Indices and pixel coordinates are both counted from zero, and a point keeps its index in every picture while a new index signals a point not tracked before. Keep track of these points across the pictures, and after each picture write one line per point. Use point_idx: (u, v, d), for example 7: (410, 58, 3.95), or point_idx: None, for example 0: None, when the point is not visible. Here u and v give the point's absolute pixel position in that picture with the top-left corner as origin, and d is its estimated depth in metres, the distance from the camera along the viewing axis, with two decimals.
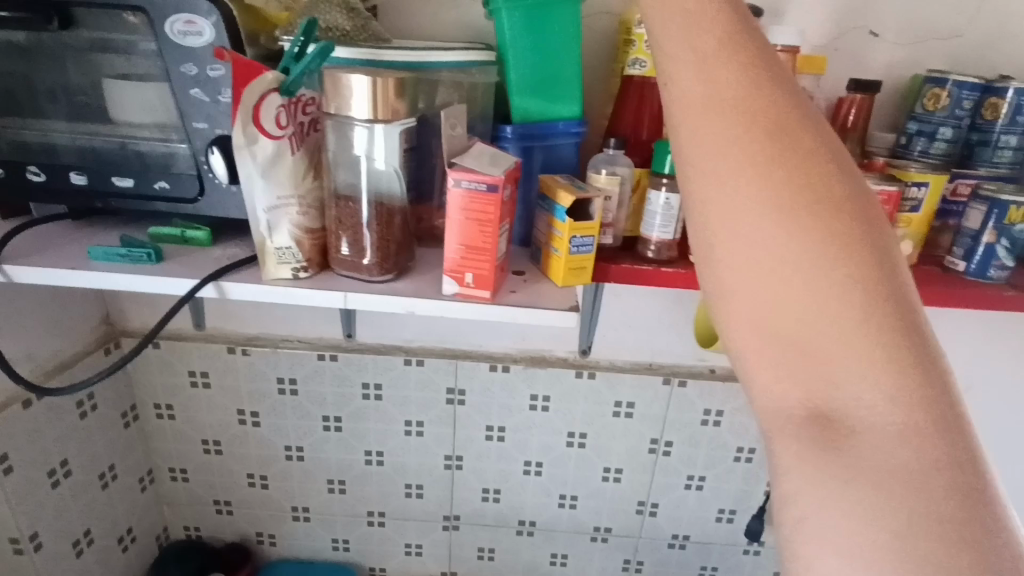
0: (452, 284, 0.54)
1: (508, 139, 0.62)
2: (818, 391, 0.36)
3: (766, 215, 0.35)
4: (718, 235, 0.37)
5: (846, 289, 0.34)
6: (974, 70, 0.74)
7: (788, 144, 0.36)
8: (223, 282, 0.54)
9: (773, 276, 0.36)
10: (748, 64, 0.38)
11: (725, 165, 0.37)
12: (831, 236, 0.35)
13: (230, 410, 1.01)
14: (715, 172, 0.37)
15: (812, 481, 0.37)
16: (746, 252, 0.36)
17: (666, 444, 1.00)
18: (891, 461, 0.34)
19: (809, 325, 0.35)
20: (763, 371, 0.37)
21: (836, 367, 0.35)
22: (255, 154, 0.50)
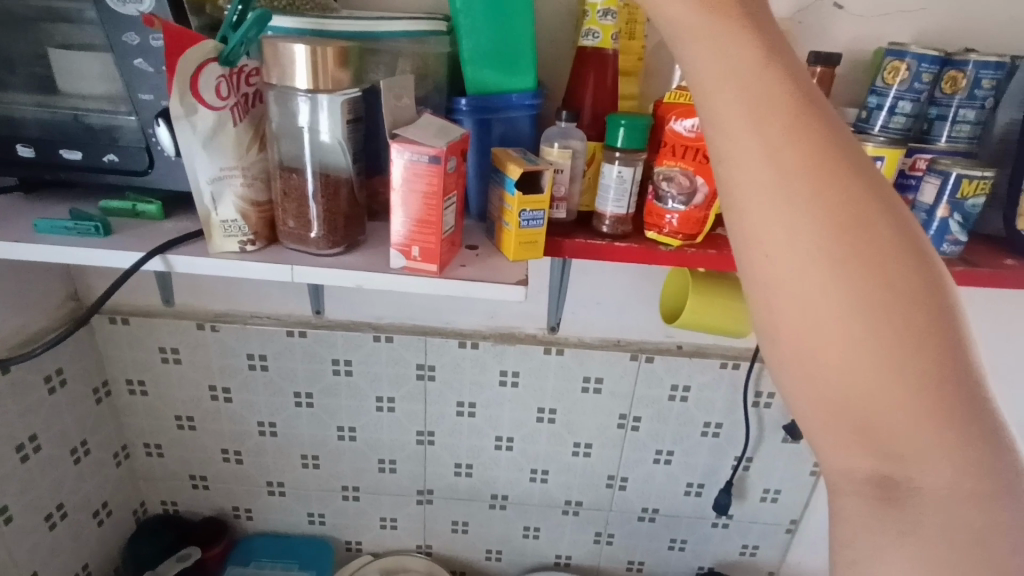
0: (399, 258, 0.55)
1: (462, 112, 0.62)
2: (885, 462, 0.34)
3: (837, 292, 0.31)
4: (778, 311, 0.33)
5: (926, 368, 0.31)
6: (940, 44, 0.73)
7: (861, 207, 0.32)
8: (170, 255, 0.55)
9: (846, 360, 0.32)
10: (791, 106, 0.33)
11: (785, 234, 0.32)
12: (908, 308, 0.31)
13: (202, 386, 1.02)
14: (774, 242, 0.32)
15: (872, 531, 0.36)
16: (815, 334, 0.32)
17: (635, 419, 1.01)
18: (950, 519, 0.34)
19: (884, 409, 0.32)
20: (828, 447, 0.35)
21: (906, 444, 0.33)
22: (195, 125, 0.50)
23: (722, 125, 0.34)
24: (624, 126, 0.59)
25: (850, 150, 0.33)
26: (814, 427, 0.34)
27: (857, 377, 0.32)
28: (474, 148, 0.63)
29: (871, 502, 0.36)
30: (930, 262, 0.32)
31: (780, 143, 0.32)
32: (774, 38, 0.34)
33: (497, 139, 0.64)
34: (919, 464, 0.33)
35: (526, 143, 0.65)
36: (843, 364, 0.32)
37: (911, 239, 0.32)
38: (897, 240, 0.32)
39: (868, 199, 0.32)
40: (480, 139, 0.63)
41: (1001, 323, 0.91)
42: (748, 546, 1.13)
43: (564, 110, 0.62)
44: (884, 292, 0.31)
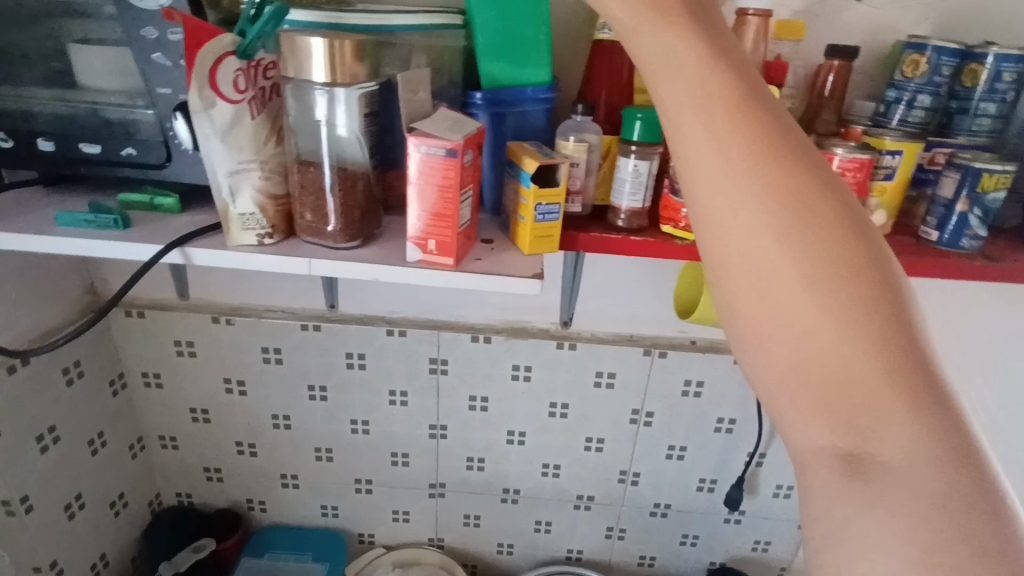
0: (415, 251, 0.55)
1: (477, 105, 0.62)
2: (849, 433, 0.34)
3: (795, 266, 0.33)
4: (742, 290, 0.35)
5: (881, 337, 0.33)
6: (959, 36, 0.72)
7: (802, 183, 0.34)
8: (188, 248, 0.55)
9: (807, 331, 0.33)
10: (740, 102, 0.35)
11: (745, 216, 0.34)
12: (853, 275, 0.33)
13: (217, 379, 1.03)
14: (730, 216, 0.34)
15: (843, 516, 0.35)
16: (777, 308, 0.34)
17: (647, 414, 1.01)
18: (928, 497, 0.32)
19: (846, 378, 0.33)
20: (798, 427, 0.35)
21: (865, 409, 0.33)
22: (213, 119, 0.50)
23: (682, 122, 0.36)
24: (640, 119, 0.59)
25: (797, 142, 0.35)
26: (782, 404, 0.35)
27: (817, 347, 0.33)
28: (488, 142, 0.63)
29: (850, 489, 0.34)
30: (876, 242, 0.34)
31: (732, 135, 0.34)
32: (717, 37, 0.37)
33: (512, 133, 0.63)
34: (889, 438, 0.33)
35: (541, 137, 0.64)
36: (805, 336, 0.33)
37: (858, 221, 0.34)
38: (844, 221, 0.34)
39: (815, 184, 0.34)
40: (495, 133, 0.63)
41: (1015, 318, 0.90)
42: (760, 542, 1.13)
43: (580, 103, 0.61)
44: (838, 266, 0.33)
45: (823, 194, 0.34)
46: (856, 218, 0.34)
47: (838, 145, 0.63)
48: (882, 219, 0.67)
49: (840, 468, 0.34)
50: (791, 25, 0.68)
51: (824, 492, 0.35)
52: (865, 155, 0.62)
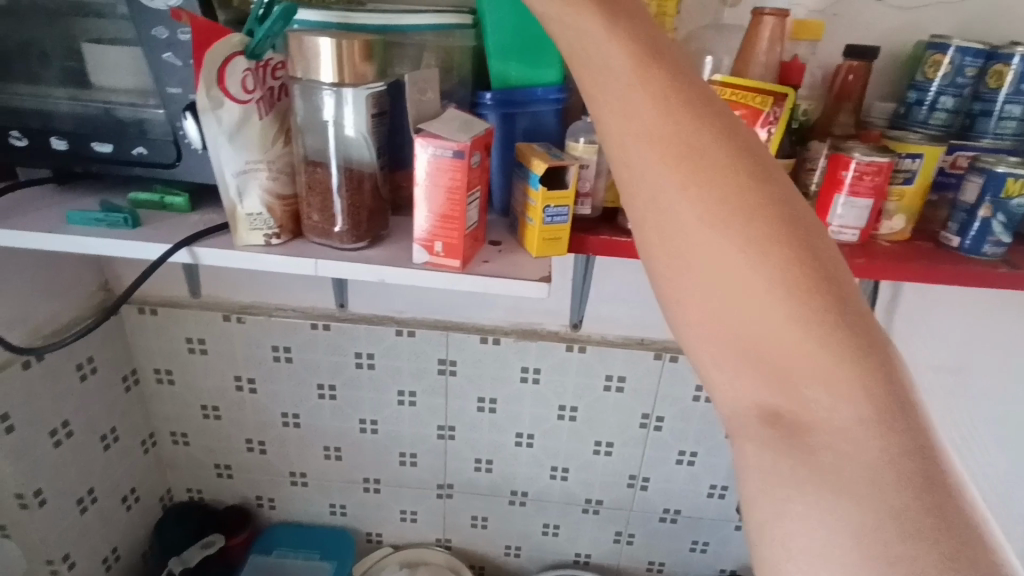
0: (421, 253, 0.54)
1: (487, 106, 0.61)
2: (773, 396, 0.35)
3: (709, 235, 0.34)
4: (666, 260, 0.36)
5: (800, 296, 0.33)
6: (985, 36, 0.70)
7: (714, 152, 0.35)
8: (196, 247, 0.55)
9: (729, 298, 0.35)
10: (653, 79, 0.36)
11: (664, 190, 0.35)
12: (767, 240, 0.34)
13: (228, 377, 1.03)
14: (649, 188, 0.36)
15: (776, 482, 0.36)
16: (701, 278, 0.35)
17: (657, 419, 1.00)
18: (854, 458, 0.34)
19: (770, 342, 0.34)
20: (732, 398, 0.37)
21: (784, 370, 0.34)
22: (220, 118, 0.50)
23: (604, 103, 0.37)
24: None
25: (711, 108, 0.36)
26: (710, 371, 0.37)
27: (738, 311, 0.35)
28: (497, 142, 0.62)
29: (788, 458, 0.36)
30: (794, 206, 0.35)
31: (644, 110, 0.36)
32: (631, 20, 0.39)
33: (522, 134, 0.63)
34: (815, 398, 0.34)
35: (552, 138, 0.63)
36: (724, 304, 0.35)
37: (776, 187, 0.35)
38: (754, 183, 0.35)
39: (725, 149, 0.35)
40: (504, 133, 0.62)
41: None
42: None
43: None
44: (751, 231, 0.34)
45: (733, 159, 0.35)
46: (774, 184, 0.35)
47: (856, 148, 0.62)
48: (900, 224, 0.65)
49: (768, 431, 0.36)
50: (810, 25, 0.66)
51: (759, 461, 0.37)
52: (883, 158, 0.61)
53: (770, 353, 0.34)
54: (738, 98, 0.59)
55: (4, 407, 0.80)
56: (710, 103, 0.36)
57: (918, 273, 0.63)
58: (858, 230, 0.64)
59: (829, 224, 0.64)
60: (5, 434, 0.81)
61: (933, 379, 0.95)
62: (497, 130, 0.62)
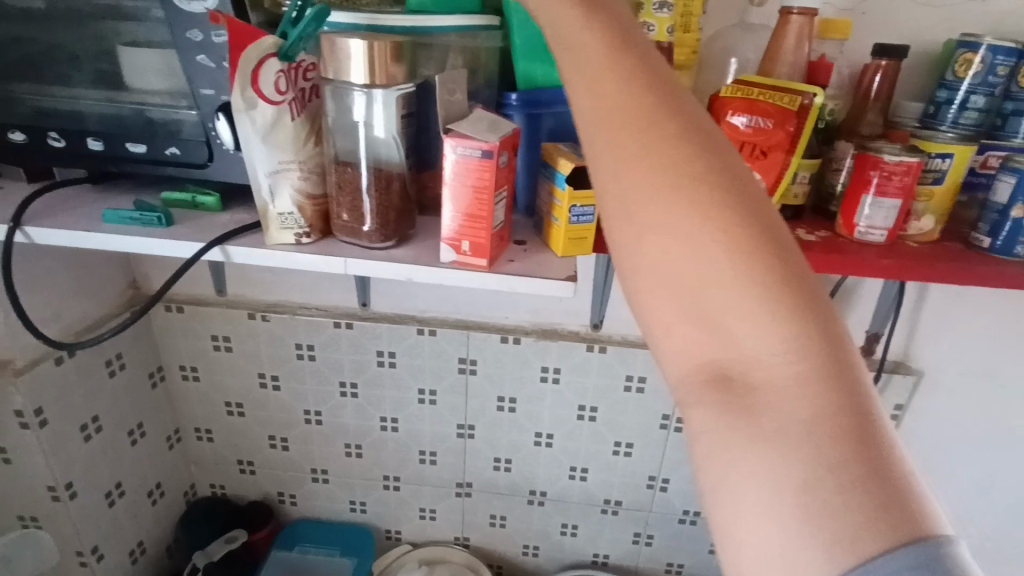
0: (449, 252, 0.55)
1: (513, 106, 0.61)
2: (714, 350, 0.34)
3: (649, 187, 0.35)
4: (613, 208, 0.37)
5: (734, 245, 0.33)
6: (1017, 34, 0.69)
7: (660, 103, 0.36)
8: (229, 246, 0.56)
9: (667, 248, 0.35)
10: (607, 37, 0.38)
11: (609, 138, 0.36)
12: (702, 186, 0.34)
13: (252, 374, 1.05)
14: (599, 137, 0.37)
15: (721, 444, 0.34)
16: (641, 230, 0.35)
17: (678, 420, 0.99)
18: (793, 413, 0.32)
19: (703, 286, 0.34)
20: (675, 353, 0.36)
21: (719, 317, 0.34)
22: (255, 119, 0.51)
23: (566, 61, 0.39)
24: None
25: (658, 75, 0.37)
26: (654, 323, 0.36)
27: (675, 262, 0.35)
28: (523, 143, 0.63)
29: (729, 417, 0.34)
30: (731, 162, 0.35)
31: (598, 63, 0.37)
32: None
33: (548, 134, 0.63)
34: (751, 351, 0.33)
35: (576, 139, 0.63)
36: (663, 249, 0.35)
37: (715, 144, 0.36)
38: (688, 131, 0.35)
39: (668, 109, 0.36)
40: (529, 133, 0.63)
41: None
42: None
43: None
44: (689, 184, 0.34)
45: (676, 119, 0.36)
46: (714, 141, 0.36)
47: (885, 148, 0.61)
48: (930, 224, 0.65)
49: (709, 388, 0.35)
50: (837, 24, 0.65)
51: (705, 426, 0.35)
52: (913, 158, 0.60)
53: (705, 303, 0.34)
54: (764, 97, 0.58)
55: (38, 402, 0.82)
56: (657, 66, 0.37)
57: (948, 274, 0.62)
58: (887, 230, 0.63)
59: (856, 224, 0.63)
60: (39, 429, 0.83)
61: (961, 382, 0.94)
62: (522, 129, 0.63)
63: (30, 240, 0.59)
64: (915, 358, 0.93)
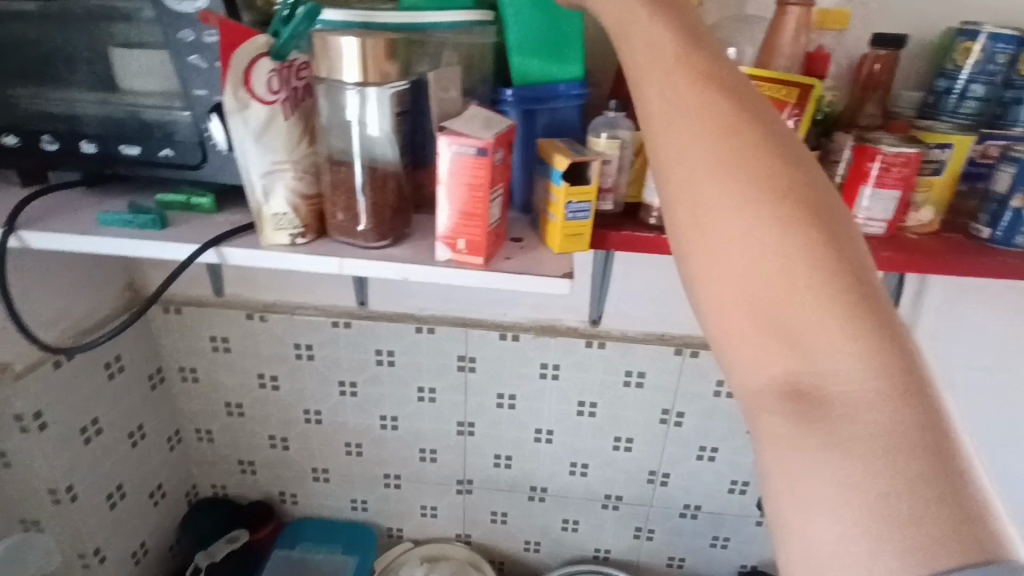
0: (444, 250, 0.54)
1: (508, 103, 0.61)
2: (790, 362, 0.35)
3: (730, 200, 0.35)
4: (687, 216, 0.37)
5: (818, 266, 0.34)
6: (1016, 22, 0.68)
7: (741, 115, 0.37)
8: (223, 247, 0.56)
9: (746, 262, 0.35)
10: (686, 50, 0.39)
11: (688, 147, 0.37)
12: (784, 199, 0.35)
13: (251, 374, 1.05)
14: (677, 146, 0.37)
15: (791, 455, 0.35)
16: (719, 240, 0.36)
17: (678, 415, 0.99)
18: (872, 428, 0.33)
19: (782, 301, 0.34)
20: (746, 365, 0.36)
21: (799, 329, 0.34)
22: (247, 119, 0.50)
23: (643, 71, 0.40)
24: None
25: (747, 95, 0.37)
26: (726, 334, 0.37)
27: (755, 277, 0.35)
28: (518, 140, 0.63)
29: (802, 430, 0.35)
30: (812, 178, 0.36)
31: (678, 74, 0.38)
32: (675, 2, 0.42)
33: (543, 130, 0.63)
34: (831, 367, 0.34)
35: (572, 134, 0.63)
36: (741, 260, 0.35)
37: (796, 158, 0.36)
38: (770, 144, 0.36)
39: (757, 128, 0.36)
40: (524, 129, 0.62)
41: None
42: None
43: (612, 100, 0.60)
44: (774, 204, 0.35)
45: (763, 138, 0.36)
46: (794, 155, 0.36)
47: (884, 139, 0.61)
48: (928, 216, 0.64)
49: (783, 401, 0.35)
50: (833, 13, 0.66)
51: (775, 437, 0.36)
52: (912, 150, 0.60)
53: (785, 317, 0.34)
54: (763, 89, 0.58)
55: (37, 405, 0.82)
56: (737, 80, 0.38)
57: (945, 266, 0.62)
58: (885, 222, 0.63)
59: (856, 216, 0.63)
60: (39, 432, 0.83)
61: (962, 374, 0.93)
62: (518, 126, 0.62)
63: (25, 244, 0.58)
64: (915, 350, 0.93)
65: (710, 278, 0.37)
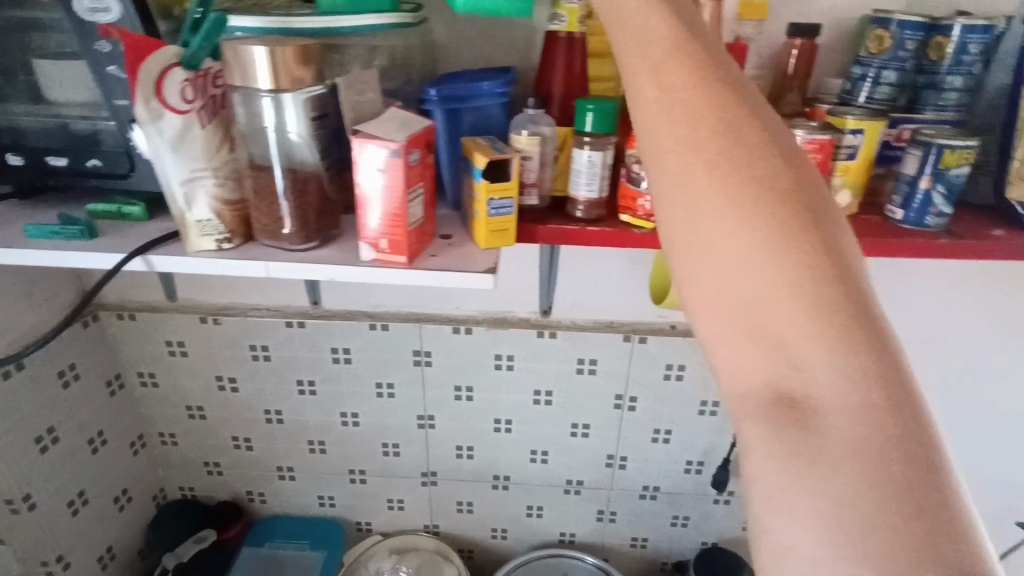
0: (368, 250, 0.56)
1: (432, 102, 0.62)
2: (781, 369, 0.35)
3: (731, 216, 0.35)
4: (680, 221, 0.37)
5: (811, 278, 0.34)
6: (929, 8, 0.70)
7: (737, 118, 0.36)
8: (150, 255, 0.57)
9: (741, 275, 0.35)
10: (680, 47, 0.38)
11: (682, 149, 0.36)
12: (778, 209, 0.35)
13: (210, 377, 1.05)
14: (671, 147, 0.37)
15: (776, 460, 0.35)
16: (710, 246, 0.36)
17: (631, 399, 1.02)
18: (855, 436, 0.33)
19: (770, 311, 0.35)
20: (737, 371, 0.37)
21: (787, 339, 0.35)
22: (162, 129, 0.51)
23: (634, 67, 0.39)
24: (592, 111, 0.59)
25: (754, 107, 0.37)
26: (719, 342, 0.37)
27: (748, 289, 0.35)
28: (444, 138, 0.64)
29: (791, 434, 0.35)
30: (807, 186, 0.36)
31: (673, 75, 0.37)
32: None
33: (467, 128, 0.64)
34: (826, 380, 0.34)
35: (496, 131, 0.64)
36: (731, 269, 0.35)
37: (792, 164, 0.36)
38: (767, 150, 0.36)
39: (766, 143, 0.36)
40: (448, 127, 0.64)
41: (995, 292, 0.91)
42: None
43: (532, 97, 0.61)
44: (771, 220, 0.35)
45: (766, 152, 0.36)
46: (791, 160, 0.36)
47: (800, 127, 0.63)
48: (848, 200, 0.66)
49: (773, 408, 0.36)
50: (754, 4, 0.67)
51: (762, 443, 0.36)
52: (824, 136, 0.61)
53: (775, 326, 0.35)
54: None
55: None
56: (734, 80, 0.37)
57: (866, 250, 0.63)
58: None
59: None
60: None
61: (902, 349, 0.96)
62: (441, 124, 0.63)
63: None
64: None
65: (700, 286, 0.37)
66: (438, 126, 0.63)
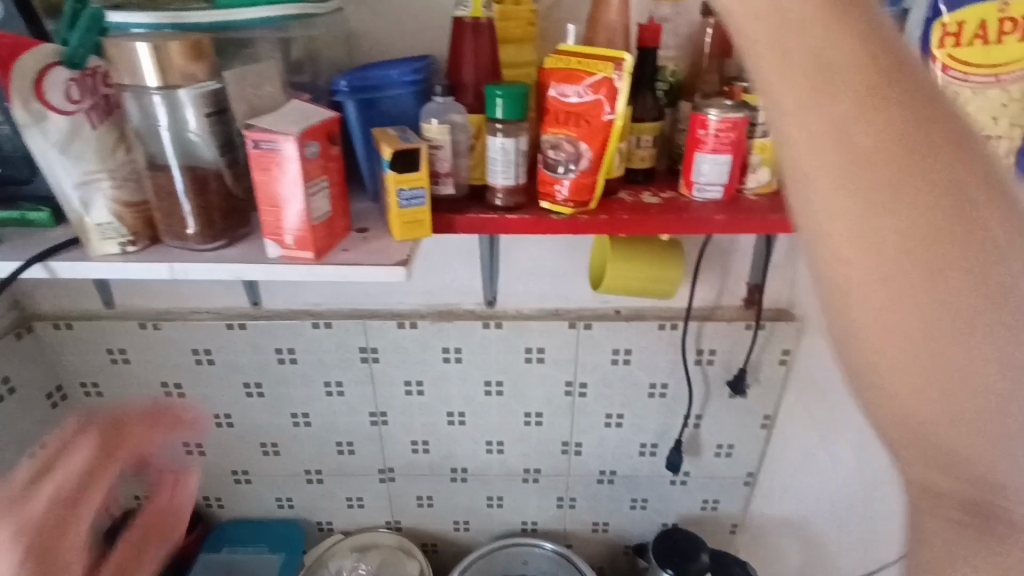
0: (274, 247, 0.55)
1: (342, 94, 0.61)
2: (972, 487, 0.31)
3: (935, 334, 0.28)
4: (863, 326, 0.30)
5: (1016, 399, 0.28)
6: None
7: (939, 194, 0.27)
8: (50, 262, 0.55)
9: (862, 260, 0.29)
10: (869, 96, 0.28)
11: (870, 241, 0.28)
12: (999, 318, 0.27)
13: (155, 384, 1.04)
14: (845, 238, 0.29)
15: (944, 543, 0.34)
16: (902, 363, 0.29)
17: (581, 385, 1.02)
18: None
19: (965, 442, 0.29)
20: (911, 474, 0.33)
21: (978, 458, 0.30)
22: (47, 131, 0.50)
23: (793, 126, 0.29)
24: (501, 97, 0.58)
25: (935, 96, 0.28)
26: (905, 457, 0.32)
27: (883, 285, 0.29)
28: (357, 130, 0.62)
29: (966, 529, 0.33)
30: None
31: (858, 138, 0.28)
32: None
33: (379, 119, 0.62)
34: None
35: (409, 122, 0.63)
36: (919, 391, 0.29)
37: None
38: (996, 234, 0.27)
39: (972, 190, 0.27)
40: (360, 118, 0.62)
41: None
42: (709, 500, 1.15)
43: (442, 84, 0.60)
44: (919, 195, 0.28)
45: (948, 158, 0.27)
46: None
47: (713, 106, 0.63)
48: (767, 177, 0.66)
49: (954, 510, 0.32)
50: None
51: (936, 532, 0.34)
52: (737, 115, 0.62)
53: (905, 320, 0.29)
54: (582, 66, 0.59)
55: None
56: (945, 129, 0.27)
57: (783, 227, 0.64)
58: (722, 186, 0.65)
59: (695, 181, 0.65)
60: None
61: None
62: (352, 115, 0.62)
63: None
64: (799, 305, 0.96)
65: (886, 401, 0.31)
66: (350, 118, 0.62)
